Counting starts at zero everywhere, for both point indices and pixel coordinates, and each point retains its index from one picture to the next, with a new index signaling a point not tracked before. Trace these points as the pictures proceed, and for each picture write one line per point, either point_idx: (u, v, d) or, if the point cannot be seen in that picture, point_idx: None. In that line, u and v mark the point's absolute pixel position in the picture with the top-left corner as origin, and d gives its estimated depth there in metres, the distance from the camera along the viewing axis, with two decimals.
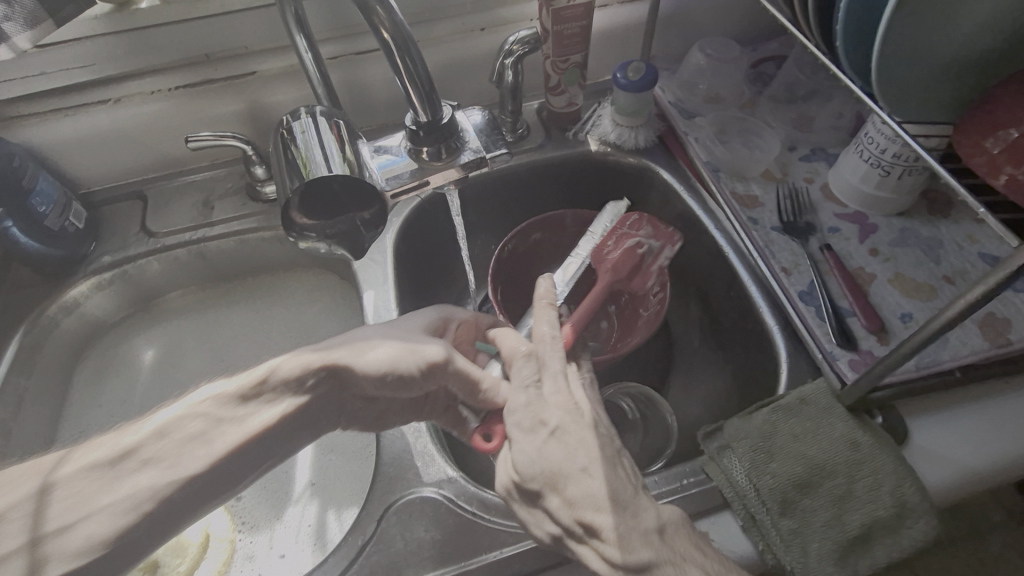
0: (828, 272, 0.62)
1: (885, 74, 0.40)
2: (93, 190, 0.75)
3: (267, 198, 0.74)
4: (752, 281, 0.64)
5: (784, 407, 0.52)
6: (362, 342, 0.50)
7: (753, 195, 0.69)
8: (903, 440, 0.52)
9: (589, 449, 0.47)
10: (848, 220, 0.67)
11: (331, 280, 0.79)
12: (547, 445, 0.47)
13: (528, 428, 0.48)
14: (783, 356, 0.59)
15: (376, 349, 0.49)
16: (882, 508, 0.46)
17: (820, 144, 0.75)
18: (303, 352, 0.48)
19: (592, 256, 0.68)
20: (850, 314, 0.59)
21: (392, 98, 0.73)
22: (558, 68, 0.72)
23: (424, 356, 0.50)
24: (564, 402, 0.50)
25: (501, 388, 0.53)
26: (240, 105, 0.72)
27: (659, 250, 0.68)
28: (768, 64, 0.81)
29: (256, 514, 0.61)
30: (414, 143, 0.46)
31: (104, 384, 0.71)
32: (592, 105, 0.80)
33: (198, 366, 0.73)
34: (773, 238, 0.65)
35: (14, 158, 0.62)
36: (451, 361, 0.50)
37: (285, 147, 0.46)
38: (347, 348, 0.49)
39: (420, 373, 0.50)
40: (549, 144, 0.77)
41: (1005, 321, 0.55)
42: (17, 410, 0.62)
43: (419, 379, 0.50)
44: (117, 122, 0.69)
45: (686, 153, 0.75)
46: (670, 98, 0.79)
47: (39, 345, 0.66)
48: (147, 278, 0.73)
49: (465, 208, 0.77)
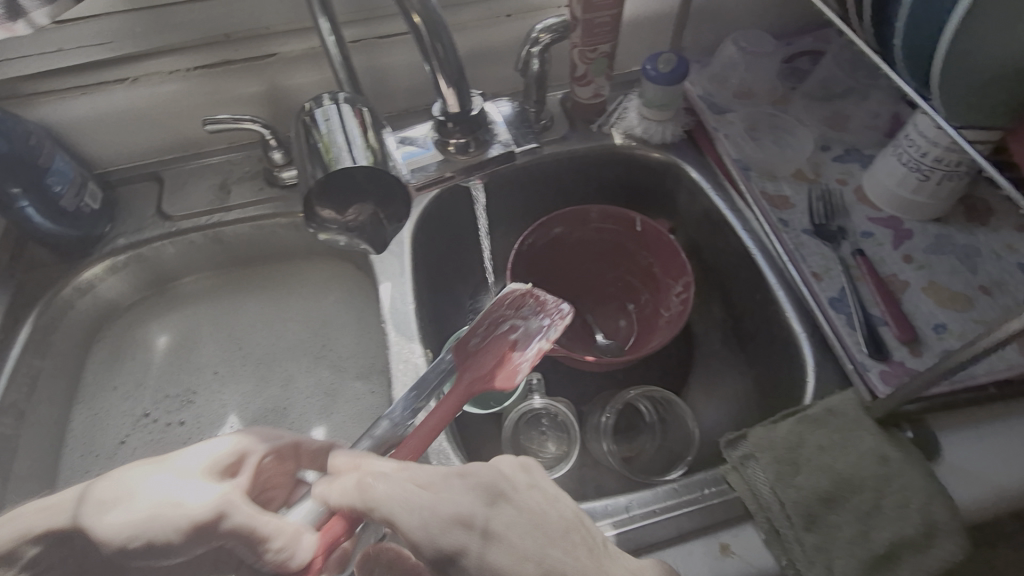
0: (860, 278, 0.60)
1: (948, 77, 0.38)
2: (110, 171, 0.74)
3: (285, 184, 0.72)
4: (780, 285, 0.62)
5: (811, 417, 0.51)
6: (122, 489, 0.41)
7: (784, 196, 0.67)
8: (934, 456, 0.50)
9: (531, 539, 0.38)
10: (882, 224, 0.65)
11: (347, 269, 0.78)
12: (508, 537, 0.38)
13: (465, 542, 0.37)
14: (810, 363, 0.57)
15: (129, 504, 0.40)
16: (911, 526, 0.44)
17: (855, 144, 0.72)
18: (42, 506, 0.42)
19: (455, 355, 0.54)
20: (882, 323, 0.57)
21: (413, 84, 0.71)
22: (586, 58, 0.69)
23: (187, 513, 0.40)
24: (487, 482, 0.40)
25: (303, 540, 0.42)
26: (260, 88, 0.70)
27: (539, 333, 0.55)
28: (803, 60, 0.78)
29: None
30: (442, 134, 0.49)
31: (118, 367, 0.71)
32: (618, 97, 0.78)
33: (213, 350, 0.73)
34: (804, 241, 0.63)
35: (30, 137, 0.61)
36: (224, 517, 0.41)
37: (308, 134, 0.44)
38: (94, 501, 0.41)
39: (179, 539, 0.40)
40: (572, 136, 0.75)
41: None
42: (30, 391, 0.62)
43: (178, 545, 0.40)
44: (134, 102, 0.68)
45: (715, 150, 0.72)
46: (699, 92, 0.76)
47: (54, 325, 0.66)
48: (163, 261, 0.73)
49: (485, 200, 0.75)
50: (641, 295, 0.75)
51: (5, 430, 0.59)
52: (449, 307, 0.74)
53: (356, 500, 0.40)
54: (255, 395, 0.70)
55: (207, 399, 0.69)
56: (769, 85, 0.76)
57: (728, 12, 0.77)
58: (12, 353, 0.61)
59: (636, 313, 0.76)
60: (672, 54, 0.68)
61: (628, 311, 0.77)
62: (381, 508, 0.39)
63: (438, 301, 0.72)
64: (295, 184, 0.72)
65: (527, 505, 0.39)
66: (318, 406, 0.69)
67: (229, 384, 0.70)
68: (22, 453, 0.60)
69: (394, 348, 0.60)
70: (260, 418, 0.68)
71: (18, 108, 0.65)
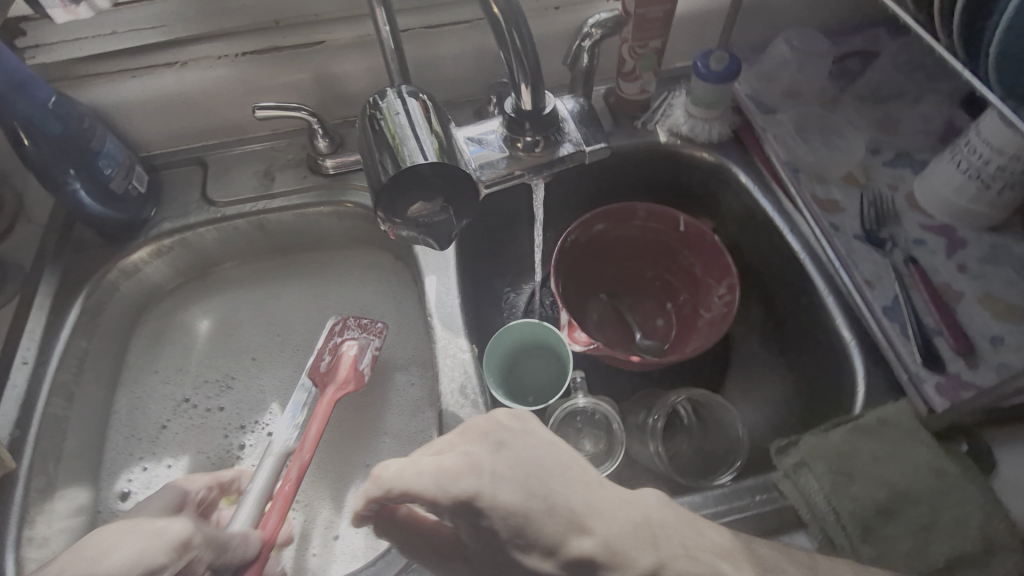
0: (913, 286, 0.59)
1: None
2: (153, 154, 0.74)
3: (327, 172, 0.72)
4: (831, 291, 0.61)
5: (864, 427, 0.50)
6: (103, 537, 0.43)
7: (834, 200, 0.66)
8: (989, 470, 0.49)
9: (534, 479, 0.40)
10: (935, 232, 0.63)
11: (385, 260, 0.78)
12: (514, 471, 0.40)
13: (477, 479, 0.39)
14: (861, 372, 0.56)
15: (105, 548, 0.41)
16: (969, 542, 0.44)
17: (907, 148, 0.70)
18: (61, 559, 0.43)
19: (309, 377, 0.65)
20: (937, 333, 0.56)
21: (460, 75, 0.71)
22: (635, 53, 0.68)
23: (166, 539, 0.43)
24: (485, 428, 0.43)
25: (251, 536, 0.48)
26: (305, 75, 0.69)
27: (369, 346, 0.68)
28: (853, 60, 0.76)
29: (310, 492, 0.62)
30: (512, 130, 0.44)
31: (160, 351, 0.71)
32: (662, 93, 0.77)
33: (253, 337, 0.73)
34: (855, 247, 0.62)
35: (83, 119, 0.61)
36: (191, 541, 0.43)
37: (372, 122, 0.44)
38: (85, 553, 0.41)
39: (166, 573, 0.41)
40: (617, 133, 0.74)
41: None
42: (79, 372, 0.63)
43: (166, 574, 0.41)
44: (182, 86, 0.68)
45: (763, 151, 0.71)
46: (747, 91, 0.74)
47: (101, 307, 0.67)
48: (205, 246, 0.73)
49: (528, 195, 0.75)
50: (680, 294, 0.75)
51: (56, 410, 0.59)
52: (488, 302, 0.74)
53: (372, 487, 0.41)
54: (295, 382, 0.70)
55: (246, 385, 0.70)
56: (820, 85, 0.74)
57: (781, 8, 0.75)
58: (62, 334, 0.62)
59: (675, 313, 0.75)
60: (725, 52, 0.67)
61: (666, 310, 0.76)
62: (395, 486, 0.40)
63: (478, 295, 0.71)
64: (337, 174, 0.72)
65: (527, 446, 0.42)
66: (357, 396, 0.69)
67: (269, 370, 0.71)
68: (71, 433, 0.61)
69: (439, 342, 0.60)
70: None
71: (70, 89, 0.65)
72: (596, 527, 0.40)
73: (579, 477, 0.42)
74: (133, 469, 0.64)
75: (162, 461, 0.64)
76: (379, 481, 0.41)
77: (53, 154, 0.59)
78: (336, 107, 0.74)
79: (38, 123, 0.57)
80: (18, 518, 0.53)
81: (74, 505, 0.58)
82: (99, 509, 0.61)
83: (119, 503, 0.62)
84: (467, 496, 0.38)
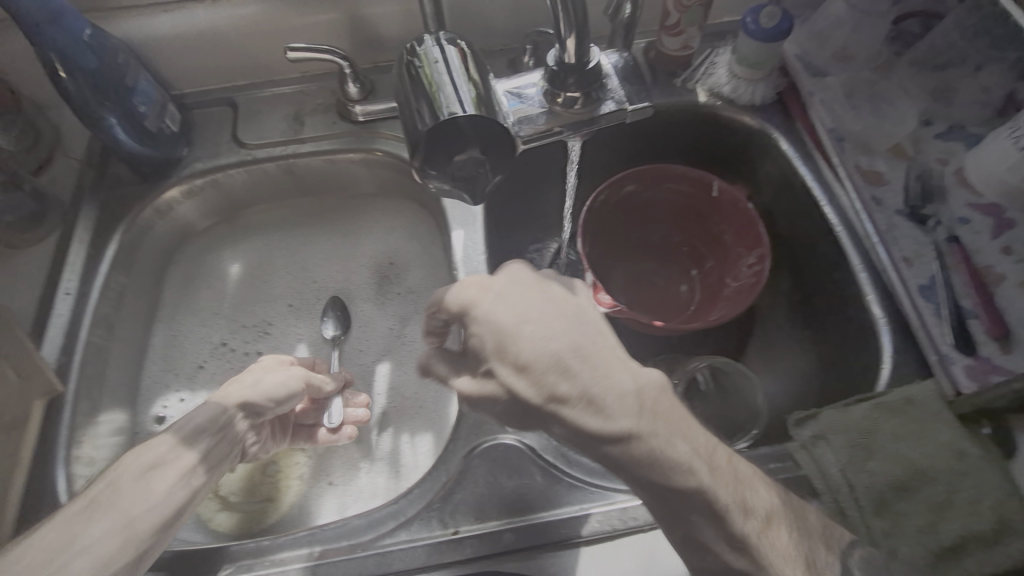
0: (953, 267, 0.57)
1: None
2: (185, 93, 0.73)
3: (357, 119, 0.71)
4: (865, 268, 0.60)
5: (888, 405, 0.51)
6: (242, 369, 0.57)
7: (878, 171, 0.64)
8: (1011, 455, 0.49)
9: (540, 329, 0.43)
10: (982, 211, 0.61)
11: (410, 209, 0.78)
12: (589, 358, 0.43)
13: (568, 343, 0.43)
14: (887, 350, 0.56)
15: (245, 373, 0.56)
16: (982, 522, 0.45)
17: (961, 120, 0.67)
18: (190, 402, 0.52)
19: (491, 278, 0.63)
20: (972, 316, 0.55)
21: (497, 20, 0.69)
22: (680, 6, 0.64)
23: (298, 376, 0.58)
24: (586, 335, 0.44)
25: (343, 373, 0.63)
26: (338, 15, 0.67)
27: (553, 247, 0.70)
28: (913, 22, 0.72)
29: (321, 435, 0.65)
30: (552, 85, 0.43)
31: (192, 288, 0.73)
32: (706, 50, 0.73)
33: (285, 282, 0.75)
34: (896, 223, 0.60)
35: (117, 54, 0.60)
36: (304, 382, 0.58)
37: (410, 69, 0.43)
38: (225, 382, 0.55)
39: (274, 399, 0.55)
40: (655, 90, 0.71)
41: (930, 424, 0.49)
42: (117, 306, 0.65)
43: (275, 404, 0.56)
44: (214, 23, 0.66)
45: (807, 116, 0.68)
46: (795, 51, 0.71)
47: (137, 244, 0.68)
48: (236, 188, 0.73)
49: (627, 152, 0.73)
50: (707, 261, 0.74)
51: (98, 340, 0.62)
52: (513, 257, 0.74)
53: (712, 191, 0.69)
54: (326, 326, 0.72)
55: (282, 331, 0.72)
56: (875, 48, 0.70)
57: None
58: (101, 269, 0.64)
59: (699, 279, 0.74)
60: (777, 8, 0.64)
61: (691, 278, 0.75)
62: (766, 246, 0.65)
63: (504, 251, 0.71)
64: (366, 120, 0.71)
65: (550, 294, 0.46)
66: (385, 345, 0.71)
67: (303, 316, 0.73)
68: (112, 363, 0.63)
69: None
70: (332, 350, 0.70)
71: (103, 22, 0.64)
72: (619, 418, 0.41)
73: (591, 336, 0.44)
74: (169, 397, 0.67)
75: (199, 392, 0.67)
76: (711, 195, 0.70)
77: (88, 90, 0.59)
78: (367, 50, 0.72)
79: (74, 56, 0.57)
80: (66, 438, 0.56)
81: (114, 428, 0.62)
82: (138, 430, 0.64)
83: (156, 425, 0.65)
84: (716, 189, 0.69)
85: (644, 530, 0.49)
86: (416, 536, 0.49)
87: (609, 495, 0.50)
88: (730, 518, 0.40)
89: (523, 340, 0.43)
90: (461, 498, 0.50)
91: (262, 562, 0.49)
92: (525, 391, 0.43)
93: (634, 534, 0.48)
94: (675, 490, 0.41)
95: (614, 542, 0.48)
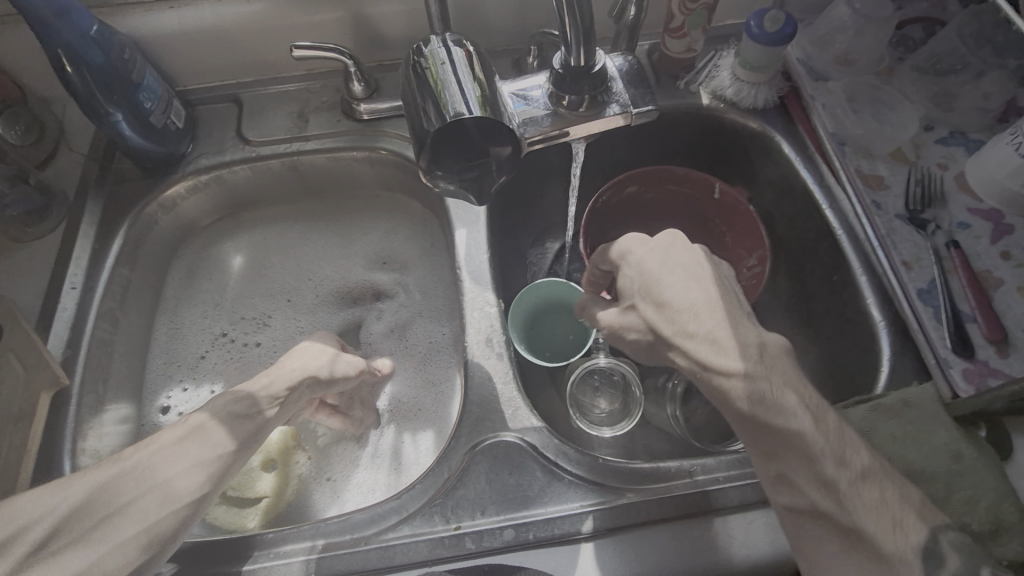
0: (951, 271, 0.58)
1: None
2: (190, 89, 0.74)
3: (361, 118, 0.71)
4: (864, 271, 0.60)
5: (885, 407, 0.51)
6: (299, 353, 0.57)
7: (879, 176, 0.64)
8: (1005, 457, 0.50)
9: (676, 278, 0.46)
10: (981, 216, 0.61)
11: (413, 207, 0.78)
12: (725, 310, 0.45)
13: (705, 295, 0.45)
14: (886, 353, 0.56)
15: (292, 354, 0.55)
16: (977, 521, 0.45)
17: (961, 126, 0.67)
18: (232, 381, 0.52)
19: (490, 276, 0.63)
20: (970, 319, 0.55)
21: (502, 20, 0.69)
22: (684, 9, 0.64)
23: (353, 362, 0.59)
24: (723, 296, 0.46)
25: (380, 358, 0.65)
26: (344, 14, 0.67)
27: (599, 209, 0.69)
28: (914, 27, 0.72)
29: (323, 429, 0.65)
30: (557, 87, 0.43)
31: (195, 283, 0.74)
32: (709, 52, 0.73)
33: (287, 278, 0.75)
34: (895, 227, 0.61)
35: (124, 50, 0.60)
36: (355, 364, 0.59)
37: (416, 70, 0.43)
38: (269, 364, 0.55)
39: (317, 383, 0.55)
40: (658, 92, 0.71)
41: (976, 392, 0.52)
42: (122, 300, 0.65)
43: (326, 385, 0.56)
44: (220, 20, 0.67)
45: (808, 120, 0.69)
46: (798, 55, 0.72)
47: (141, 239, 0.69)
48: (240, 184, 0.74)
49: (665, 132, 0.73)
50: None
51: (103, 334, 0.62)
52: (515, 256, 0.74)
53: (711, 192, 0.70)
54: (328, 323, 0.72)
55: (282, 326, 0.72)
56: (876, 53, 0.70)
57: None
58: (107, 263, 0.64)
59: None
60: (780, 12, 0.64)
61: None
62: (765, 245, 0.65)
63: (505, 250, 0.72)
64: (370, 119, 0.71)
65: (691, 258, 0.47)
66: (387, 342, 0.71)
67: (302, 312, 0.73)
68: (116, 356, 0.64)
69: (467, 295, 0.61)
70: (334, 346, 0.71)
71: (110, 18, 0.64)
72: (735, 356, 0.43)
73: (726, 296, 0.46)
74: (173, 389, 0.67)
75: (201, 385, 0.68)
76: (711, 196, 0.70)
77: (94, 86, 0.59)
78: (373, 49, 0.73)
79: (80, 52, 0.57)
80: (72, 430, 0.57)
81: (118, 421, 0.62)
82: (143, 422, 0.65)
83: (160, 415, 0.66)
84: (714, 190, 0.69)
85: (644, 527, 0.49)
86: (418, 530, 0.49)
87: (608, 493, 0.50)
88: (822, 463, 0.40)
89: (667, 284, 0.46)
90: (463, 493, 0.51)
91: (266, 554, 0.49)
92: (659, 324, 0.45)
93: (633, 531, 0.49)
94: (777, 432, 0.41)
95: (615, 539, 0.49)
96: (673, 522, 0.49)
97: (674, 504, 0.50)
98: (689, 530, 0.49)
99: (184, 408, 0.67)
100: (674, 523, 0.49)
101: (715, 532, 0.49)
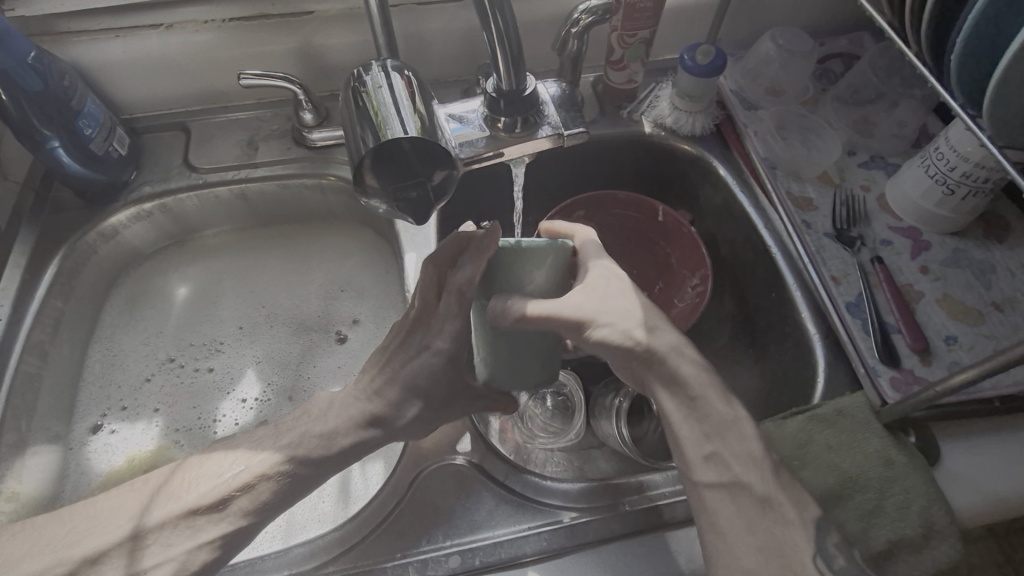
0: (876, 285, 0.61)
1: (966, 68, 0.41)
2: (135, 117, 0.73)
3: (313, 145, 0.71)
4: (798, 286, 0.63)
5: (820, 417, 0.53)
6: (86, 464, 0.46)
7: (808, 197, 0.68)
8: (934, 462, 0.52)
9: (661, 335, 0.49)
10: (902, 234, 0.65)
11: (366, 234, 0.79)
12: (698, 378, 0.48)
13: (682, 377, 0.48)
14: (821, 364, 0.59)
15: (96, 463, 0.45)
16: (910, 527, 0.48)
17: (880, 151, 0.72)
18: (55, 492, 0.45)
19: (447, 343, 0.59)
20: (895, 330, 0.58)
21: (449, 50, 0.72)
22: (624, 42, 0.68)
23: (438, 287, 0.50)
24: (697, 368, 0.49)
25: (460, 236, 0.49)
26: (294, 45, 0.68)
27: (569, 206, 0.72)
28: (836, 62, 0.78)
29: None
30: (492, 111, 0.45)
31: (137, 312, 0.71)
32: (650, 84, 0.77)
33: (237, 304, 0.74)
34: (825, 244, 0.64)
35: (63, 77, 0.59)
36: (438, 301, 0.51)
37: (355, 95, 0.44)
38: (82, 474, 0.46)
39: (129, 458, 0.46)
40: (603, 120, 0.74)
41: (910, 376, 0.56)
42: (53, 332, 0.63)
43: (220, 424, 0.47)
44: (167, 49, 0.66)
45: (743, 146, 0.72)
46: (731, 87, 0.76)
47: (78, 269, 0.66)
48: (187, 212, 0.73)
49: (659, 137, 0.74)
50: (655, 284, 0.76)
51: (30, 368, 0.60)
52: None
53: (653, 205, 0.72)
54: (277, 352, 0.71)
55: (235, 350, 0.70)
56: (802, 85, 0.75)
57: (771, 5, 0.76)
58: (38, 293, 0.62)
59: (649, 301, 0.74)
60: (711, 46, 0.68)
61: None
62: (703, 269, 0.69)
63: None
64: (322, 147, 0.72)
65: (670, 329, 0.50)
66: (332, 373, 0.69)
67: (257, 339, 0.71)
68: (44, 392, 0.61)
69: None
70: (277, 370, 0.69)
71: (50, 46, 0.64)
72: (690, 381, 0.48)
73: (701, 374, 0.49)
74: (109, 406, 0.65)
75: (142, 415, 0.65)
76: (652, 212, 0.73)
77: (31, 113, 0.57)
78: (322, 79, 0.74)
79: (15, 78, 0.55)
80: None
81: (43, 461, 0.59)
82: (70, 445, 0.62)
83: (89, 435, 0.63)
84: (652, 202, 0.72)
85: (589, 546, 0.49)
86: (361, 562, 0.48)
87: (556, 513, 0.50)
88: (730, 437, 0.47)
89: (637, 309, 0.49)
90: (408, 520, 0.50)
91: None
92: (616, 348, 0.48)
93: (581, 552, 0.49)
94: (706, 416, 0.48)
95: (561, 560, 0.48)
96: (624, 540, 0.49)
97: (619, 522, 0.50)
98: (637, 547, 0.49)
99: (116, 427, 0.64)
100: (620, 541, 0.49)
101: (663, 550, 0.49)
